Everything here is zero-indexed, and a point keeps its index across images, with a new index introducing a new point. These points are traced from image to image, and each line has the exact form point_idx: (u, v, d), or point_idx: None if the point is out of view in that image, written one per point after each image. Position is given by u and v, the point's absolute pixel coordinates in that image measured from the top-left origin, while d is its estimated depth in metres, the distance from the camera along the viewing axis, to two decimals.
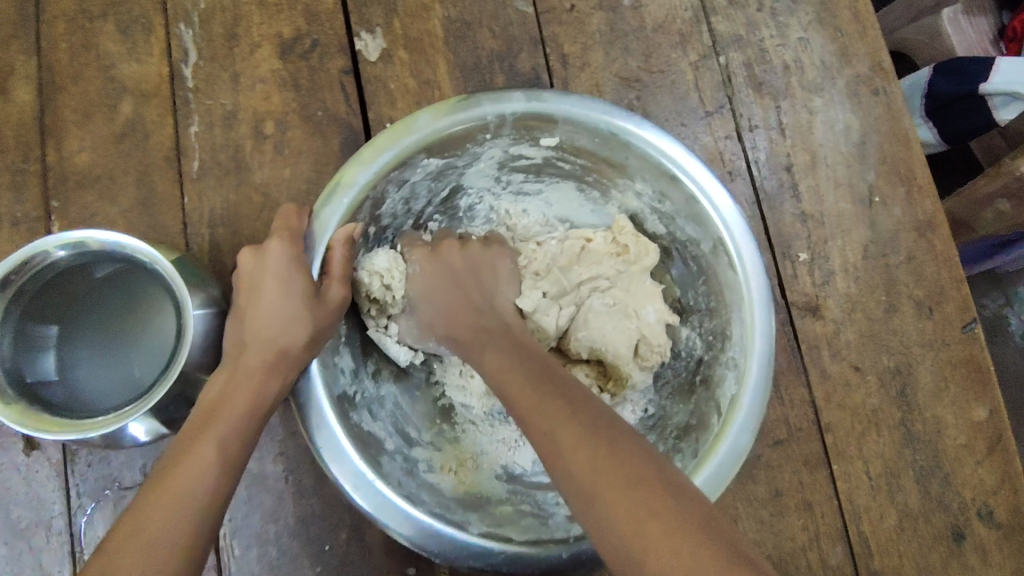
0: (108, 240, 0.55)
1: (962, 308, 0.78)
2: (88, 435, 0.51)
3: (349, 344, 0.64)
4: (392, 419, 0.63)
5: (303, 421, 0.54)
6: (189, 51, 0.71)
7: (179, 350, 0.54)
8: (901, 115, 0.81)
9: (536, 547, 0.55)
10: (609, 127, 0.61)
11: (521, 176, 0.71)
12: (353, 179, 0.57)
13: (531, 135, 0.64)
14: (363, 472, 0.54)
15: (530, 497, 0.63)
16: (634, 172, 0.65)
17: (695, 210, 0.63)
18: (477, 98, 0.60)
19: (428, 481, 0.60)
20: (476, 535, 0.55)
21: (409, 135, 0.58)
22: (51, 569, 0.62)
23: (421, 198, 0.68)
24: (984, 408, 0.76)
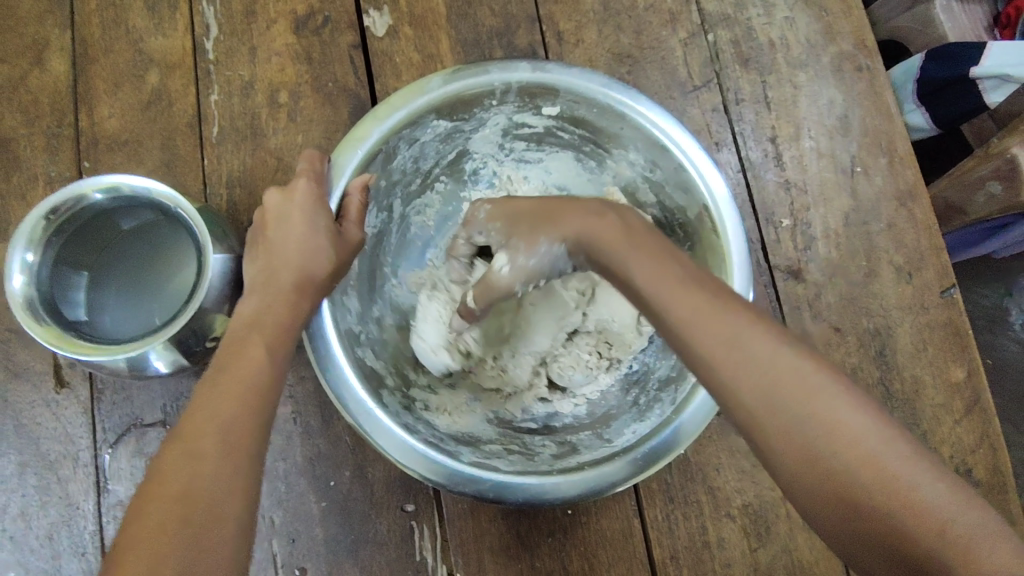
0: (141, 184, 0.59)
1: (942, 273, 0.81)
2: (120, 358, 0.56)
3: (359, 288, 0.70)
4: (393, 361, 0.69)
5: (313, 351, 0.60)
6: (211, 27, 0.77)
7: (200, 285, 0.60)
8: (882, 90, 0.85)
9: (519, 476, 0.59)
10: (607, 98, 0.64)
11: (523, 144, 0.76)
12: (368, 134, 0.63)
13: (534, 103, 0.68)
14: (364, 399, 0.59)
15: (519, 439, 0.67)
16: (627, 142, 0.69)
17: (683, 177, 0.66)
18: (486, 65, 0.64)
19: (424, 416, 0.66)
20: (464, 463, 0.59)
21: (421, 96, 0.63)
22: (76, 499, 0.66)
23: (429, 159, 0.72)
24: (963, 369, 0.79)
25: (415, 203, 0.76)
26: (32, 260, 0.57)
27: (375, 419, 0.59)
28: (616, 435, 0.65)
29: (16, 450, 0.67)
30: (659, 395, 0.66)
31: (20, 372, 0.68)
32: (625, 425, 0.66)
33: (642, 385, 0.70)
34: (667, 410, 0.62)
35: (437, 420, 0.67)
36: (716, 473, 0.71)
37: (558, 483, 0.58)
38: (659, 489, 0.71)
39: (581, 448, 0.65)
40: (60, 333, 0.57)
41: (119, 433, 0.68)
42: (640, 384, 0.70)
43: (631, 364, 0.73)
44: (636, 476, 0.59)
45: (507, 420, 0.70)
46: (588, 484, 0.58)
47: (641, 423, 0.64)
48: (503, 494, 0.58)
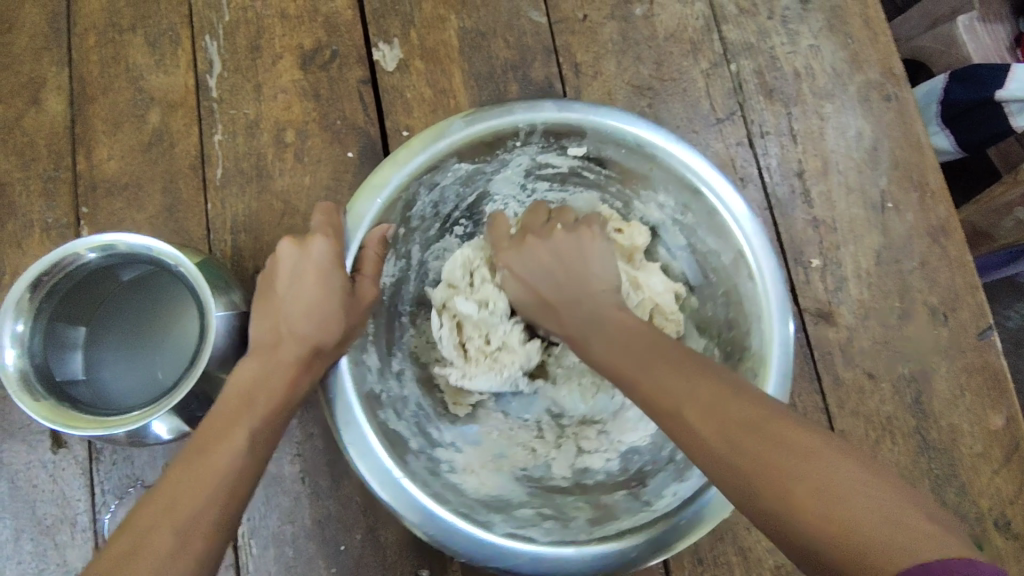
0: (137, 243, 0.56)
1: (978, 314, 0.77)
2: (118, 430, 0.52)
3: (378, 342, 0.65)
4: (416, 418, 0.66)
5: (338, 427, 0.56)
6: (214, 63, 0.74)
7: (202, 348, 0.56)
8: (913, 121, 0.81)
9: (556, 547, 0.56)
10: (636, 138, 0.61)
11: (546, 184, 0.72)
12: (386, 180, 0.59)
13: (559, 143, 0.64)
14: (390, 468, 0.56)
15: (551, 500, 0.64)
16: (657, 183, 0.65)
17: (717, 222, 0.62)
18: (510, 106, 0.61)
19: (450, 481, 0.62)
20: (498, 536, 0.56)
21: (442, 140, 0.60)
22: (75, 566, 0.63)
23: (449, 202, 0.69)
24: (1001, 416, 0.75)
25: (435, 248, 0.72)
26: (22, 330, 0.54)
27: (402, 490, 0.56)
28: (655, 496, 0.61)
29: (10, 514, 0.63)
30: None
31: (16, 432, 0.65)
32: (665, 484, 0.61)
33: None
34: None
35: (464, 483, 0.63)
36: (747, 532, 0.68)
37: (598, 555, 0.55)
38: (688, 550, 0.67)
39: (619, 510, 0.61)
40: (55, 407, 0.53)
41: (119, 496, 0.64)
42: None
43: None
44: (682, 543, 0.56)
45: (537, 478, 0.67)
46: (629, 553, 0.56)
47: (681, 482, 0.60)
48: (542, 569, 0.55)
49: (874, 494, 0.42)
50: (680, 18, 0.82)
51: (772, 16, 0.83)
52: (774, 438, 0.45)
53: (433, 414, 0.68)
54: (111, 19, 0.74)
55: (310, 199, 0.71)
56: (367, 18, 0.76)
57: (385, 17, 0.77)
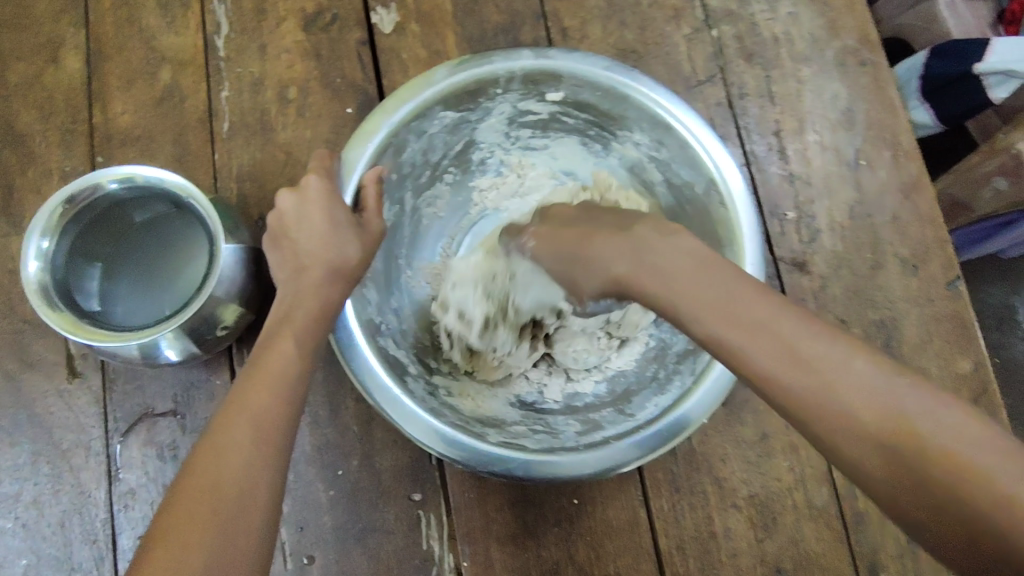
0: (153, 174, 0.60)
1: (947, 265, 0.81)
2: (132, 344, 0.57)
3: (378, 278, 0.71)
4: (413, 348, 0.71)
5: (344, 356, 0.61)
6: (221, 25, 0.78)
7: (211, 274, 0.60)
8: (886, 84, 0.85)
9: (547, 453, 0.60)
10: (609, 80, 0.66)
11: (528, 131, 0.76)
12: (375, 129, 0.64)
13: (538, 90, 0.69)
14: (389, 386, 0.60)
15: (542, 420, 0.68)
16: (632, 123, 0.70)
17: (689, 154, 0.66)
18: (490, 55, 0.65)
19: (448, 402, 0.67)
20: (492, 444, 0.60)
21: (427, 89, 0.64)
22: (89, 487, 0.67)
23: (438, 150, 0.73)
24: (969, 361, 0.79)
25: (427, 196, 0.77)
26: (47, 248, 0.58)
27: (401, 405, 0.60)
28: (638, 409, 0.66)
29: (30, 438, 0.68)
30: (679, 367, 0.66)
31: (34, 362, 0.70)
32: (647, 400, 0.67)
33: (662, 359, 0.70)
34: (687, 381, 0.64)
35: (461, 404, 0.68)
36: (723, 464, 0.72)
37: (586, 458, 0.60)
38: (666, 479, 0.71)
39: (604, 424, 0.65)
40: (73, 320, 0.57)
41: (131, 422, 0.69)
42: (658, 360, 0.70)
43: (649, 340, 0.73)
44: (662, 447, 0.60)
45: (529, 403, 0.71)
46: (614, 455, 0.60)
47: (661, 397, 0.65)
48: (536, 471, 0.59)
49: (1002, 463, 0.38)
50: None
51: None
52: (887, 412, 0.41)
53: (430, 348, 0.73)
54: None
55: (311, 151, 0.75)
56: None
57: None
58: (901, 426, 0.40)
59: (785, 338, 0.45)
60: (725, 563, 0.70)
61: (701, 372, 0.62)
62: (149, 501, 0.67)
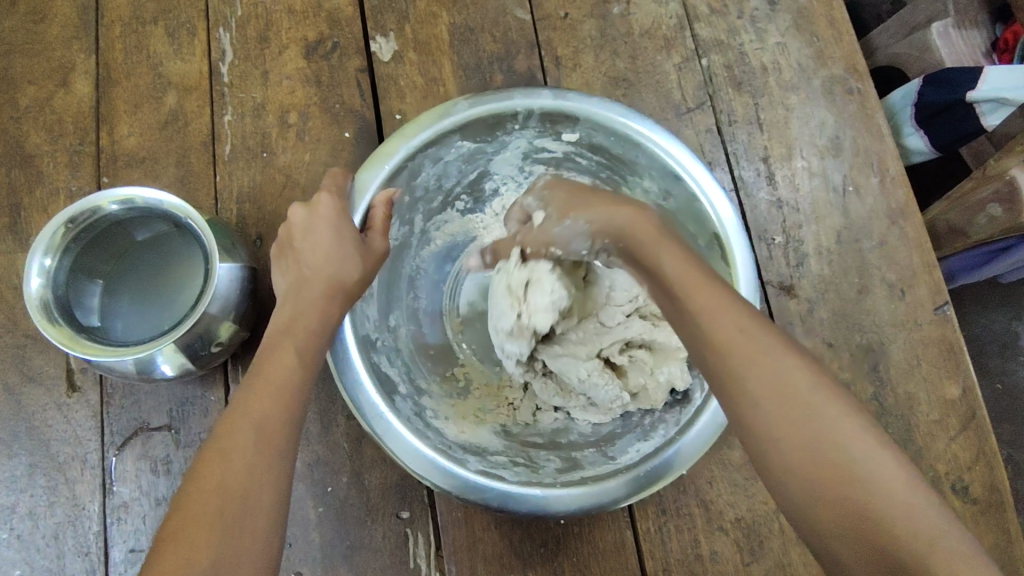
0: (153, 197, 0.62)
1: (935, 290, 0.82)
2: (127, 358, 0.58)
3: (380, 297, 0.73)
4: (405, 367, 0.73)
5: (338, 370, 0.64)
6: (226, 52, 0.81)
7: (207, 291, 0.62)
8: (873, 111, 0.87)
9: (522, 485, 0.61)
10: (624, 127, 0.68)
11: (542, 168, 0.78)
12: (393, 151, 0.67)
13: (554, 129, 0.71)
14: (376, 403, 0.63)
15: (524, 452, 0.70)
16: (642, 170, 0.71)
17: (694, 207, 0.68)
18: (511, 91, 0.68)
19: (433, 423, 0.69)
20: (472, 471, 0.62)
21: (446, 118, 0.67)
22: (83, 499, 0.69)
23: (452, 177, 0.76)
24: (957, 386, 0.79)
25: (436, 219, 0.79)
26: (49, 266, 0.60)
27: (386, 422, 0.62)
28: (619, 452, 0.68)
29: (27, 450, 0.70)
30: (664, 416, 0.70)
31: (34, 376, 0.71)
32: (630, 445, 0.68)
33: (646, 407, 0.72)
34: (671, 432, 0.66)
35: (445, 429, 0.69)
36: (709, 486, 0.72)
37: (558, 495, 0.61)
38: (652, 501, 0.72)
39: (584, 464, 0.66)
40: (72, 336, 0.59)
41: (126, 436, 0.70)
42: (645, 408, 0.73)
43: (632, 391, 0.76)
44: (636, 493, 0.61)
45: (514, 434, 0.72)
46: (589, 498, 0.61)
47: (644, 443, 0.67)
48: (509, 504, 0.61)
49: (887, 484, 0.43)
50: (655, 16, 0.89)
51: (741, 16, 0.90)
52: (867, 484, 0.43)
53: (421, 365, 0.76)
54: (135, 12, 0.82)
55: (309, 174, 0.78)
56: (366, 14, 0.84)
57: (382, 14, 0.84)
58: (872, 489, 0.43)
59: (791, 401, 0.46)
60: None
61: (686, 424, 0.64)
62: (141, 514, 0.68)
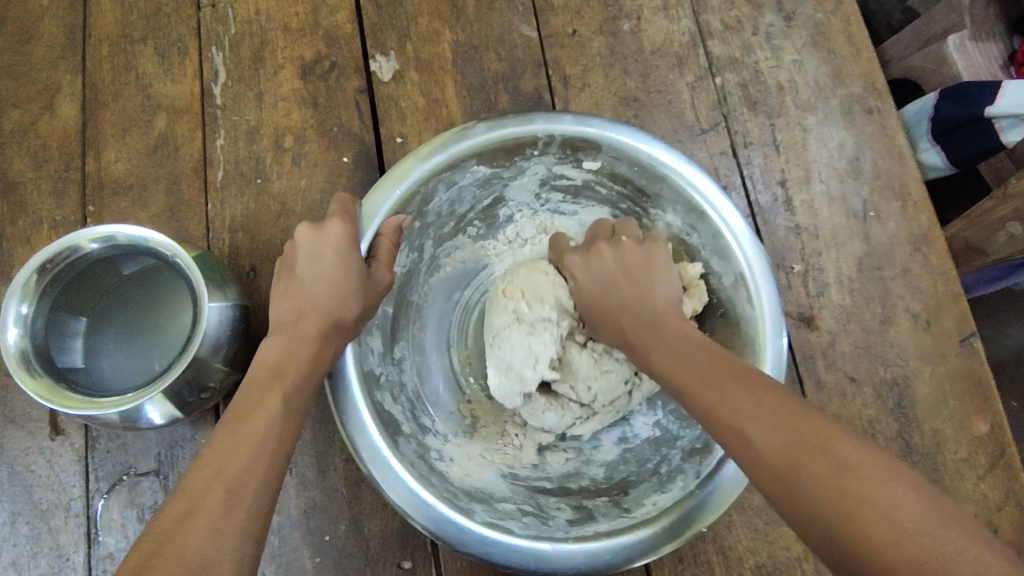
0: (137, 234, 0.59)
1: (961, 321, 0.78)
2: (111, 411, 0.55)
3: (383, 329, 0.69)
4: (410, 404, 0.69)
5: (339, 409, 0.60)
6: (218, 72, 0.78)
7: (195, 334, 0.58)
8: (895, 132, 0.83)
9: (532, 540, 0.57)
10: (650, 158, 0.64)
11: (559, 195, 0.75)
12: (407, 174, 0.63)
13: (576, 157, 0.68)
14: (380, 447, 0.59)
15: (532, 499, 0.66)
16: (666, 203, 0.68)
17: (721, 243, 0.64)
18: (531, 115, 0.64)
19: (437, 467, 0.65)
20: (479, 523, 0.58)
21: (464, 141, 0.63)
22: (67, 550, 0.65)
23: (466, 202, 0.72)
24: (985, 423, 0.76)
25: (447, 245, 0.75)
26: (26, 312, 0.57)
27: (389, 469, 0.58)
28: (635, 504, 0.64)
29: (8, 498, 0.66)
30: (683, 466, 0.65)
31: (15, 418, 0.68)
32: (645, 496, 0.64)
33: (667, 451, 0.68)
34: (690, 485, 0.61)
35: (451, 473, 0.66)
36: (727, 532, 0.69)
37: (573, 552, 0.57)
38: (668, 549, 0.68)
39: (597, 516, 0.63)
40: (51, 386, 0.56)
41: (112, 482, 0.66)
42: (665, 450, 0.68)
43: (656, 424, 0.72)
44: (652, 551, 0.57)
45: (522, 477, 0.69)
46: (603, 556, 0.57)
47: (661, 495, 0.63)
48: (515, 561, 0.57)
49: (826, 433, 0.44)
50: (666, 33, 0.85)
51: (756, 32, 0.86)
52: (824, 452, 0.43)
53: (425, 400, 0.72)
54: (124, 31, 0.79)
55: (305, 202, 0.74)
56: (366, 32, 0.80)
57: (382, 31, 0.80)
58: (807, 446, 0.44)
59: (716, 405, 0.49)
60: None
61: (706, 477, 0.60)
62: None
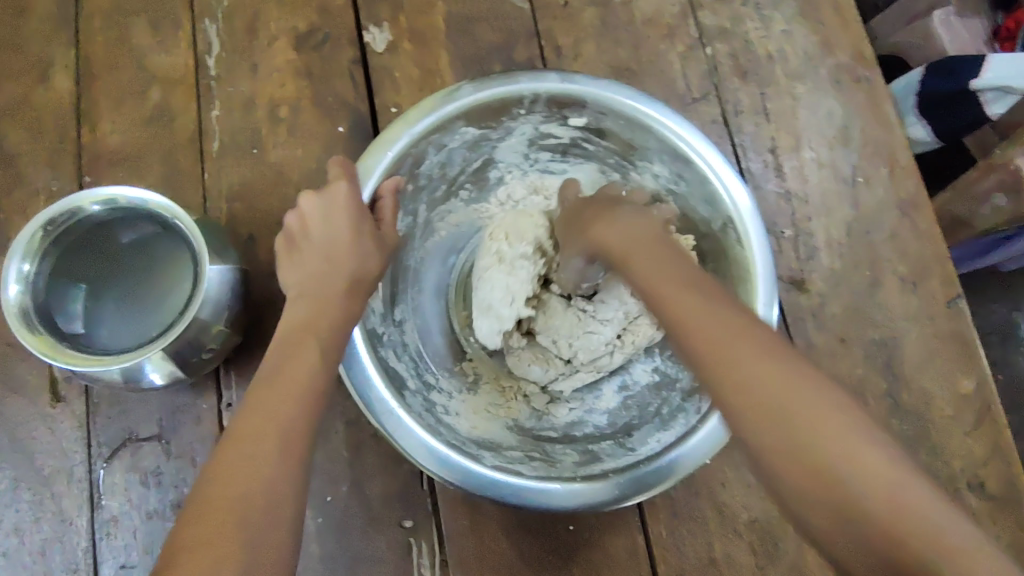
0: (136, 196, 0.60)
1: (948, 283, 0.80)
2: (113, 368, 0.56)
3: (385, 293, 0.70)
4: (413, 362, 0.70)
5: (345, 367, 0.60)
6: (212, 44, 0.78)
7: (195, 295, 0.59)
8: (882, 100, 0.85)
9: (540, 480, 0.59)
10: (637, 111, 0.63)
11: (547, 154, 0.75)
12: (396, 137, 0.61)
13: (562, 114, 0.67)
14: (387, 399, 0.59)
15: (539, 446, 0.68)
16: (654, 154, 0.68)
17: (709, 191, 0.65)
18: (517, 74, 0.63)
19: (444, 420, 0.67)
20: (487, 467, 0.59)
21: (451, 103, 0.62)
22: (70, 514, 0.65)
23: (456, 165, 0.71)
24: (972, 380, 0.78)
25: (439, 210, 0.75)
26: (28, 271, 0.59)
27: (398, 420, 0.59)
28: (639, 444, 0.65)
29: (11, 463, 0.66)
30: (684, 404, 0.66)
31: (15, 386, 0.68)
32: (650, 435, 0.66)
33: (667, 393, 0.70)
34: (692, 420, 0.62)
35: (457, 425, 0.68)
36: (722, 488, 0.70)
37: (579, 488, 0.59)
38: (664, 505, 0.70)
39: (603, 457, 0.64)
40: (54, 344, 0.57)
41: (114, 447, 0.67)
42: (665, 392, 0.70)
43: (655, 370, 0.73)
44: (657, 487, 0.59)
45: (527, 428, 0.71)
46: (614, 490, 0.59)
47: (665, 432, 0.65)
48: (527, 500, 0.58)
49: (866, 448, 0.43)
50: (657, 4, 0.86)
51: (746, 3, 0.87)
52: (869, 477, 0.42)
53: (428, 359, 0.73)
54: (117, 4, 0.79)
55: (301, 171, 0.74)
56: (359, 4, 0.81)
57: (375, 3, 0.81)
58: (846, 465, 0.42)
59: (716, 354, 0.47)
60: None
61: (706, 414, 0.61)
62: (132, 529, 0.65)
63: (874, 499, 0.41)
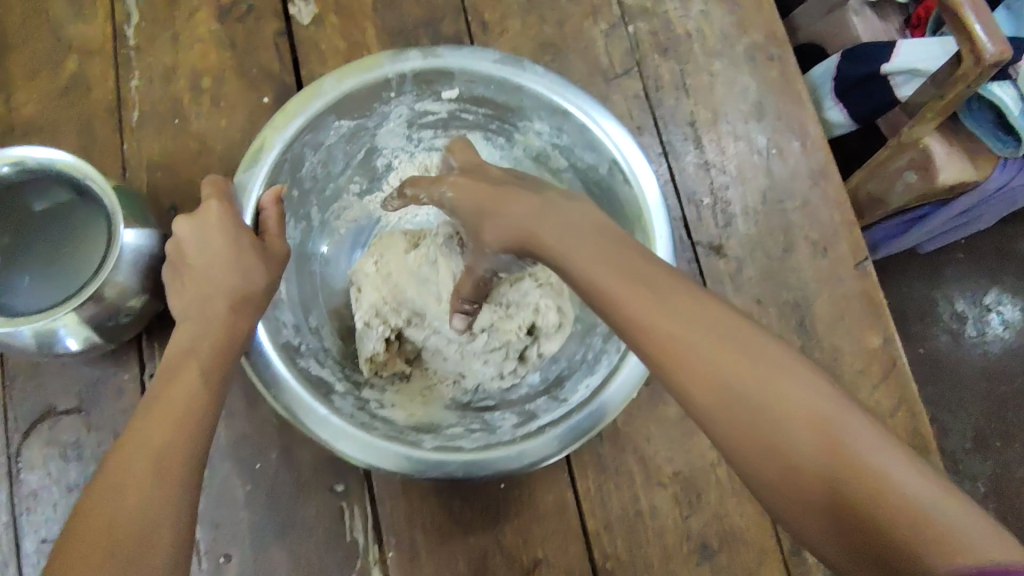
0: (44, 156, 0.58)
1: (856, 246, 0.85)
2: (24, 329, 0.54)
3: (292, 300, 0.70)
4: (337, 366, 0.70)
5: (261, 380, 0.60)
6: (131, 15, 0.76)
7: (108, 257, 0.57)
8: (793, 76, 0.90)
9: (480, 451, 0.61)
10: (501, 74, 0.67)
11: (430, 132, 0.77)
12: (268, 145, 0.64)
13: (431, 89, 0.70)
14: (314, 406, 0.60)
15: (478, 417, 0.70)
16: (530, 112, 0.71)
17: (588, 136, 0.68)
18: (377, 58, 0.66)
19: (380, 414, 0.67)
20: (428, 450, 0.61)
21: (317, 100, 0.64)
22: None
23: (339, 161, 0.73)
24: (878, 337, 0.83)
25: (333, 208, 0.77)
26: None
27: (329, 425, 0.60)
28: (570, 392, 0.68)
29: None
30: (604, 348, 0.69)
31: None
32: (579, 381, 0.69)
33: (589, 340, 0.73)
34: (614, 359, 0.66)
35: (394, 415, 0.68)
36: (646, 443, 0.73)
37: (524, 449, 0.61)
38: (591, 461, 0.72)
39: (539, 414, 0.67)
40: None
41: (31, 422, 0.65)
42: (586, 341, 0.73)
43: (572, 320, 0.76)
44: (591, 431, 0.62)
45: (465, 403, 0.73)
46: (556, 443, 0.61)
47: (591, 376, 0.68)
48: (476, 469, 0.60)
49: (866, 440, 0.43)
50: None
51: None
52: (848, 465, 0.42)
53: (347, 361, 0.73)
54: None
55: (225, 141, 0.74)
56: None
57: None
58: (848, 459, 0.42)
59: (735, 352, 0.46)
60: (650, 542, 0.71)
61: (617, 364, 0.64)
62: (51, 502, 0.64)
63: (879, 497, 0.41)
